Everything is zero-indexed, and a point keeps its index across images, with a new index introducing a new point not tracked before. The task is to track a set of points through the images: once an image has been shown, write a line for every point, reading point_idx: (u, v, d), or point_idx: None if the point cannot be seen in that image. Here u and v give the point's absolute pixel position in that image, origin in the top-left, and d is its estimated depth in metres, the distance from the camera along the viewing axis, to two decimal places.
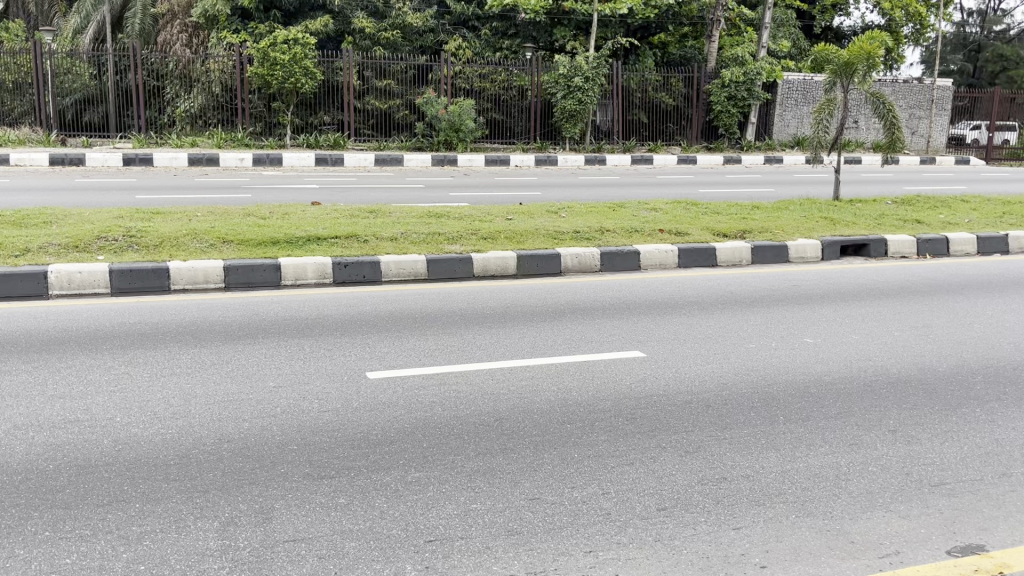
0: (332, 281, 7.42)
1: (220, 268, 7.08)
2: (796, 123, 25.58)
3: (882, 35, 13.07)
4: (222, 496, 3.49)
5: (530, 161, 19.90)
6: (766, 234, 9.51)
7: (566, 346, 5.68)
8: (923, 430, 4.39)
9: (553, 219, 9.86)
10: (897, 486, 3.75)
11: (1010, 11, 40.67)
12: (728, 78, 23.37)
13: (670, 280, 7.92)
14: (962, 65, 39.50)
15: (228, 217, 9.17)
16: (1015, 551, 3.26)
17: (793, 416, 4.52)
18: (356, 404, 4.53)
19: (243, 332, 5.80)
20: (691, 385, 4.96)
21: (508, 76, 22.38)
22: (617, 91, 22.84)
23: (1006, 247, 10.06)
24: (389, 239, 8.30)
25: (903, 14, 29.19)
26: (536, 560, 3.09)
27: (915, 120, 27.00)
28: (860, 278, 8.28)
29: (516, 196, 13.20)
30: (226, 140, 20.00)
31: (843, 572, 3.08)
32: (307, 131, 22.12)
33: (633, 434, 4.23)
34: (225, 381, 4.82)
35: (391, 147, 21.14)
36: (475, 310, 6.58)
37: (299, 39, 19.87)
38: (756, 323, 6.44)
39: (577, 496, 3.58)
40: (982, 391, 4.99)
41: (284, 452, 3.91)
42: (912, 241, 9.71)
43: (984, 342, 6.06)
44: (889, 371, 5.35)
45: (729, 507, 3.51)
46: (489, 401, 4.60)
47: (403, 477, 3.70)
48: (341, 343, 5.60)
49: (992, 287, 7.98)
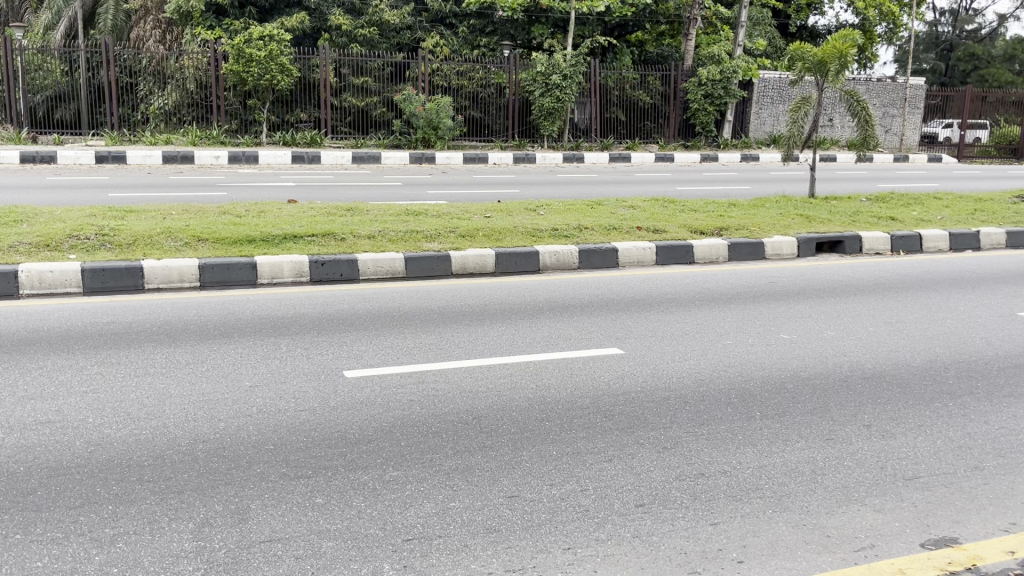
0: (308, 279, 7.38)
1: (195, 267, 7.02)
2: (772, 122, 25.76)
3: (855, 34, 13.18)
4: (197, 497, 3.45)
5: (509, 159, 19.91)
6: (742, 231, 9.56)
7: (544, 344, 5.68)
8: (898, 425, 4.43)
9: (531, 217, 9.84)
10: (872, 480, 3.78)
11: (982, 11, 41.25)
12: (705, 77, 23.40)
13: (648, 277, 7.94)
14: (934, 64, 40.03)
15: (203, 215, 9.09)
16: (988, 543, 3.30)
17: (770, 412, 4.56)
18: (333, 403, 4.49)
19: (218, 331, 5.74)
20: (668, 381, 4.98)
21: (486, 73, 22.47)
22: (594, 89, 22.87)
23: (977, 244, 10.21)
24: (366, 238, 8.24)
25: (876, 14, 29.53)
26: (515, 557, 3.08)
27: (890, 118, 27.28)
28: (836, 274, 8.35)
29: (493, 193, 13.19)
30: (200, 137, 19.81)
31: (818, 566, 3.10)
32: (284, 128, 21.99)
33: (611, 430, 4.23)
34: (200, 381, 4.77)
35: (369, 144, 21.03)
36: (453, 308, 6.56)
37: (274, 35, 19.68)
38: (733, 319, 6.48)
39: (556, 493, 3.57)
40: (954, 385, 5.06)
41: (260, 452, 3.88)
42: (886, 237, 9.79)
43: (955, 337, 6.14)
44: (863, 366, 5.40)
45: (707, 502, 3.53)
46: (468, 399, 4.58)
47: (380, 476, 3.67)
48: (318, 341, 5.57)
49: (964, 283, 8.09)
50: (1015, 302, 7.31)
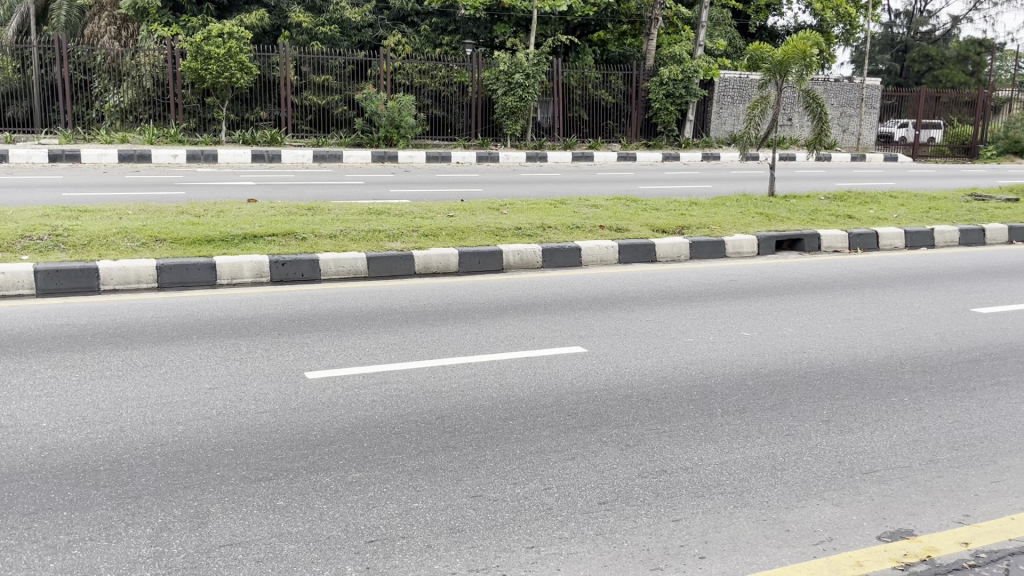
0: (269, 280, 7.29)
1: (153, 267, 6.90)
2: (733, 121, 26.00)
3: (816, 35, 13.34)
4: (155, 501, 3.39)
5: (472, 157, 19.84)
6: (703, 230, 9.66)
7: (507, 343, 5.68)
8: (855, 420, 4.51)
9: (494, 216, 9.86)
10: (830, 475, 3.84)
11: (936, 12, 42.14)
12: (667, 76, 23.57)
13: (611, 276, 7.98)
14: (889, 65, 40.74)
15: (160, 214, 8.96)
16: (943, 534, 3.37)
17: (731, 409, 4.60)
18: (294, 405, 4.45)
19: (177, 333, 5.66)
20: (630, 379, 5.01)
21: (448, 72, 22.47)
22: (557, 89, 22.93)
23: (932, 242, 10.44)
24: (328, 238, 8.16)
25: (834, 14, 30.03)
26: (479, 557, 3.08)
27: (847, 118, 27.72)
28: (794, 272, 8.47)
29: (457, 191, 13.20)
30: (158, 135, 19.51)
31: (779, 560, 3.14)
32: (243, 126, 21.78)
33: (575, 428, 4.25)
34: (158, 384, 4.69)
35: (330, 143, 20.85)
36: (416, 308, 6.53)
37: (234, 33, 19.43)
38: (695, 317, 6.54)
39: (519, 491, 3.58)
40: (911, 381, 5.15)
41: (220, 455, 3.82)
42: (844, 235, 9.94)
43: (911, 333, 6.26)
44: (822, 362, 5.49)
45: (669, 499, 3.56)
46: (431, 399, 4.56)
47: (343, 477, 3.65)
48: (279, 343, 5.51)
49: (919, 280, 8.24)
50: (968, 298, 7.48)
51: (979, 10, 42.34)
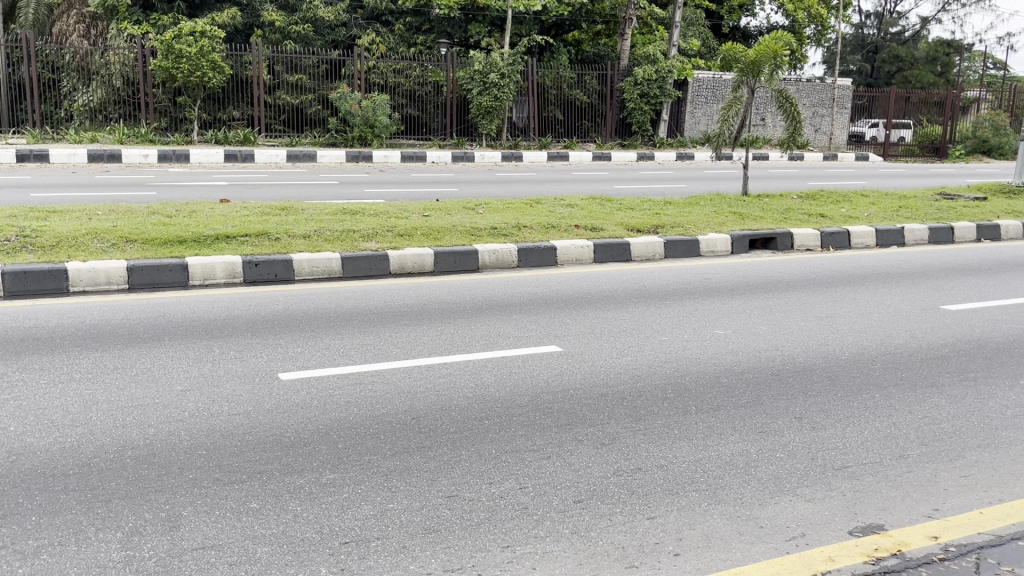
0: (242, 280, 7.23)
1: (123, 268, 6.82)
2: (706, 121, 26.16)
3: (787, 35, 13.46)
4: (125, 505, 3.35)
5: (447, 157, 19.79)
6: (677, 229, 9.71)
7: (482, 343, 5.67)
8: (828, 416, 4.56)
9: (469, 215, 9.84)
10: (802, 471, 3.88)
11: (905, 14, 42.67)
12: (641, 76, 23.70)
13: (585, 275, 8.00)
14: (860, 66, 41.17)
15: (132, 215, 8.87)
16: (912, 528, 3.41)
17: (705, 406, 4.63)
18: (268, 406, 4.41)
19: (148, 335, 5.59)
20: (606, 378, 5.02)
21: (423, 71, 22.42)
22: (532, 89, 22.96)
23: (902, 240, 10.58)
24: (301, 238, 8.11)
25: (805, 15, 30.35)
26: (454, 557, 3.07)
27: (819, 118, 27.99)
28: (767, 271, 8.52)
29: (431, 191, 13.18)
30: (128, 135, 19.26)
31: (752, 557, 3.16)
32: (215, 126, 21.58)
33: (551, 427, 4.26)
34: (129, 386, 4.63)
35: (304, 143, 20.69)
36: (391, 308, 6.50)
37: (206, 32, 19.26)
38: (669, 315, 6.57)
39: (495, 491, 3.57)
40: (882, 377, 5.22)
41: (193, 458, 3.78)
42: (816, 234, 10.04)
43: (882, 330, 6.33)
44: (794, 359, 5.54)
45: (644, 497, 3.57)
46: (406, 400, 4.55)
47: (317, 479, 3.62)
48: (253, 344, 5.46)
49: (890, 278, 8.33)
50: (936, 296, 7.59)
51: (947, 11, 42.93)
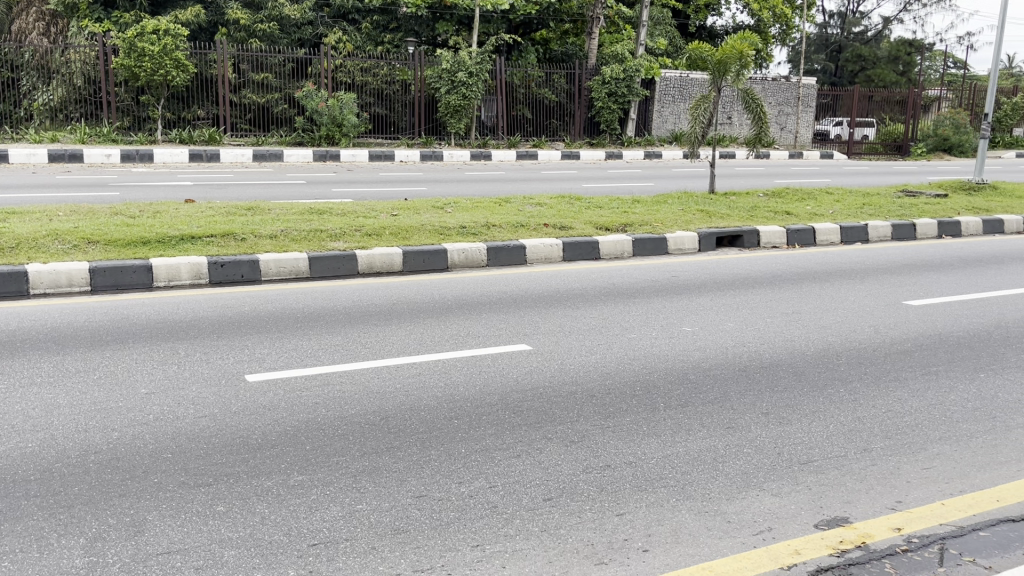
0: (207, 281, 7.14)
1: (85, 270, 6.71)
2: (674, 120, 26.33)
3: (753, 36, 13.61)
4: (89, 510, 3.30)
5: (416, 157, 19.71)
6: (645, 227, 9.77)
7: (451, 342, 5.65)
8: (794, 411, 4.61)
9: (438, 215, 9.80)
10: (769, 465, 3.92)
11: (867, 14, 43.30)
12: (609, 75, 23.83)
13: (553, 274, 8.02)
14: (824, 65, 41.75)
15: (95, 215, 8.74)
16: (876, 520, 3.47)
17: (672, 402, 4.67)
18: (235, 408, 4.37)
19: (111, 337, 5.50)
20: (575, 376, 5.03)
21: (390, 69, 22.29)
22: (501, 87, 23.02)
23: (866, 237, 10.74)
24: (267, 238, 8.04)
25: (770, 15, 30.69)
26: (423, 557, 3.07)
27: (784, 116, 28.32)
28: (733, 268, 8.59)
29: (399, 191, 13.10)
30: (90, 134, 18.96)
31: (720, 551, 3.19)
32: (180, 125, 21.31)
33: (520, 426, 4.26)
34: (92, 390, 4.56)
35: (270, 142, 20.50)
36: (359, 308, 6.46)
37: (169, 30, 19.02)
38: (637, 313, 6.61)
39: (464, 490, 3.57)
40: (846, 372, 5.30)
41: (157, 461, 3.73)
42: (782, 231, 10.17)
43: (847, 325, 6.43)
44: (760, 355, 5.60)
45: (613, 494, 3.59)
46: (375, 400, 4.53)
47: (285, 481, 3.59)
48: (219, 345, 5.41)
49: (854, 274, 8.46)
50: (899, 291, 7.71)
51: (908, 11, 43.72)
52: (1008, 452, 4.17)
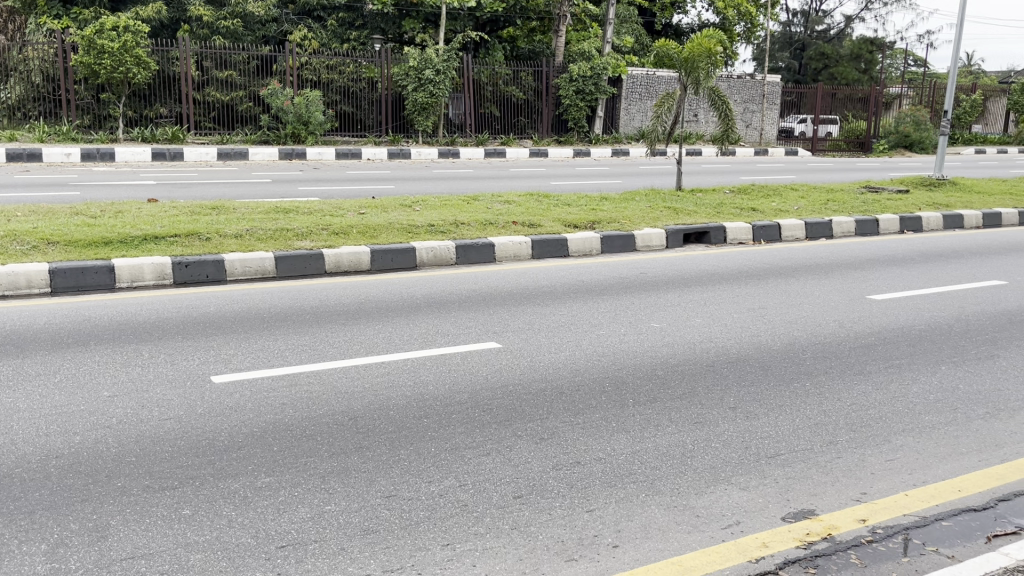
0: (172, 281, 7.05)
1: (45, 272, 6.58)
2: (641, 118, 26.46)
3: (720, 34, 13.71)
4: (51, 516, 3.24)
5: (383, 154, 19.65)
6: (613, 224, 9.81)
7: (420, 341, 5.63)
8: (760, 406, 4.65)
9: (406, 213, 9.75)
10: (737, 460, 3.95)
11: (830, 12, 43.81)
12: (576, 72, 23.89)
13: (523, 271, 8.01)
14: (788, 63, 42.22)
15: (55, 215, 8.60)
16: (842, 512, 3.51)
17: (641, 398, 4.69)
18: (201, 410, 4.31)
19: (71, 339, 5.40)
20: (544, 373, 5.04)
21: (356, 68, 22.13)
22: (468, 85, 23.01)
23: (830, 233, 10.88)
24: (232, 238, 7.93)
25: (735, 14, 31.00)
26: (393, 557, 3.05)
27: (749, 113, 28.60)
28: (701, 264, 8.66)
29: (366, 189, 13.01)
30: (48, 133, 18.59)
31: (689, 545, 3.22)
32: (142, 124, 20.97)
33: (490, 424, 4.25)
34: (53, 393, 4.47)
35: (235, 140, 20.26)
36: (328, 308, 6.41)
37: (130, 27, 18.73)
38: (605, 310, 6.63)
39: (434, 489, 3.56)
40: (811, 366, 5.36)
41: (121, 465, 3.67)
42: (748, 227, 10.26)
43: (812, 320, 6.51)
44: (728, 350, 5.65)
45: (582, 490, 3.60)
46: (343, 400, 4.49)
47: (252, 483, 3.55)
48: (185, 346, 5.34)
49: (820, 269, 8.58)
50: (862, 286, 7.83)
51: (870, 9, 44.37)
52: (968, 443, 4.25)
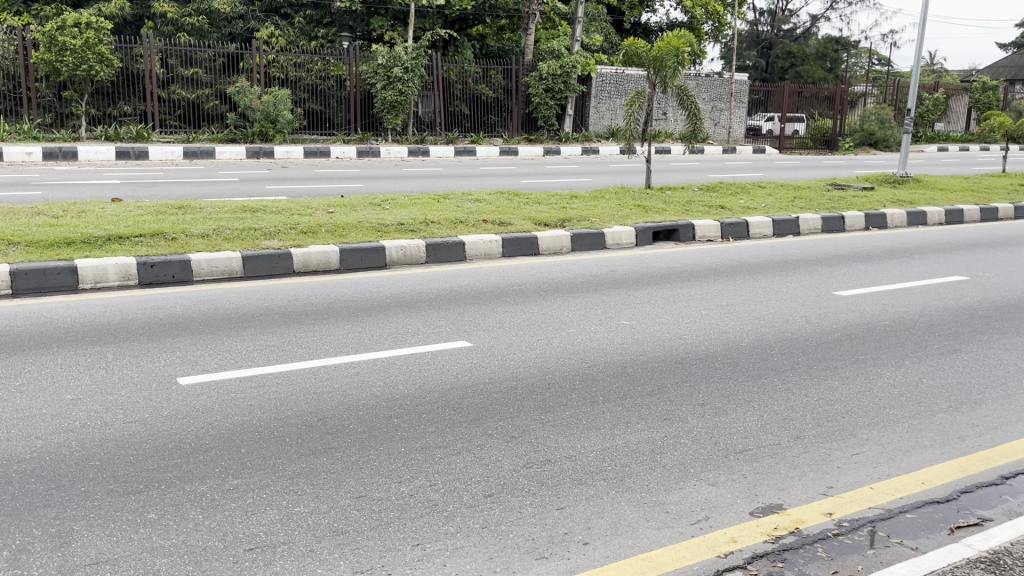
0: (136, 282, 6.95)
1: (6, 273, 6.46)
2: (610, 116, 26.59)
3: (689, 33, 13.78)
4: (13, 521, 3.18)
5: (351, 153, 19.53)
6: (583, 222, 9.84)
7: (390, 340, 5.60)
8: (728, 401, 4.69)
9: (375, 212, 9.70)
10: (706, 456, 3.98)
11: (796, 12, 44.34)
12: (546, 70, 23.93)
13: (493, 269, 8.00)
14: (755, 62, 42.68)
15: (16, 215, 8.44)
16: (809, 506, 3.55)
17: (610, 396, 4.71)
18: (166, 412, 4.26)
19: (32, 342, 5.31)
20: (515, 371, 5.04)
21: (325, 65, 21.98)
22: (437, 83, 22.96)
23: (797, 229, 11.01)
24: (199, 237, 7.84)
25: (703, 12, 31.24)
26: (363, 558, 3.03)
27: (718, 112, 28.85)
28: (671, 262, 8.71)
29: (334, 187, 12.91)
30: (9, 132, 18.23)
31: (659, 541, 3.24)
32: (105, 122, 20.63)
33: (461, 423, 4.24)
34: (14, 397, 4.39)
35: (201, 138, 20.00)
36: (296, 308, 6.36)
37: (91, 24, 18.46)
38: (575, 307, 6.65)
39: (404, 489, 3.54)
40: (779, 362, 5.42)
41: (85, 469, 3.61)
42: (717, 225, 10.33)
43: (779, 316, 6.58)
44: (696, 347, 5.69)
45: (553, 488, 3.61)
46: (312, 401, 4.46)
47: (219, 485, 3.51)
48: (149, 348, 5.26)
49: (788, 266, 8.67)
50: (829, 282, 7.92)
51: (835, 9, 44.99)
52: (931, 435, 4.32)
